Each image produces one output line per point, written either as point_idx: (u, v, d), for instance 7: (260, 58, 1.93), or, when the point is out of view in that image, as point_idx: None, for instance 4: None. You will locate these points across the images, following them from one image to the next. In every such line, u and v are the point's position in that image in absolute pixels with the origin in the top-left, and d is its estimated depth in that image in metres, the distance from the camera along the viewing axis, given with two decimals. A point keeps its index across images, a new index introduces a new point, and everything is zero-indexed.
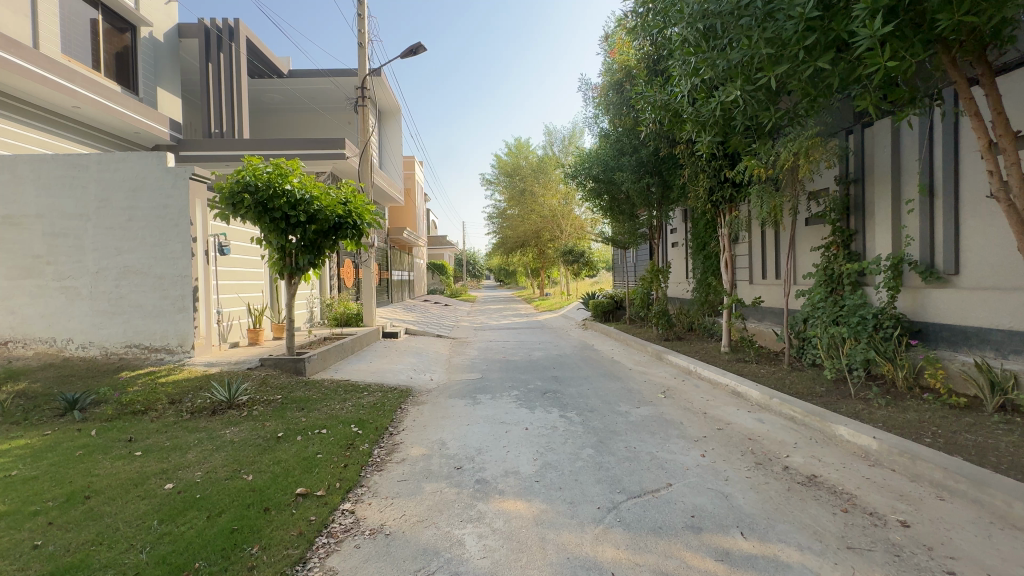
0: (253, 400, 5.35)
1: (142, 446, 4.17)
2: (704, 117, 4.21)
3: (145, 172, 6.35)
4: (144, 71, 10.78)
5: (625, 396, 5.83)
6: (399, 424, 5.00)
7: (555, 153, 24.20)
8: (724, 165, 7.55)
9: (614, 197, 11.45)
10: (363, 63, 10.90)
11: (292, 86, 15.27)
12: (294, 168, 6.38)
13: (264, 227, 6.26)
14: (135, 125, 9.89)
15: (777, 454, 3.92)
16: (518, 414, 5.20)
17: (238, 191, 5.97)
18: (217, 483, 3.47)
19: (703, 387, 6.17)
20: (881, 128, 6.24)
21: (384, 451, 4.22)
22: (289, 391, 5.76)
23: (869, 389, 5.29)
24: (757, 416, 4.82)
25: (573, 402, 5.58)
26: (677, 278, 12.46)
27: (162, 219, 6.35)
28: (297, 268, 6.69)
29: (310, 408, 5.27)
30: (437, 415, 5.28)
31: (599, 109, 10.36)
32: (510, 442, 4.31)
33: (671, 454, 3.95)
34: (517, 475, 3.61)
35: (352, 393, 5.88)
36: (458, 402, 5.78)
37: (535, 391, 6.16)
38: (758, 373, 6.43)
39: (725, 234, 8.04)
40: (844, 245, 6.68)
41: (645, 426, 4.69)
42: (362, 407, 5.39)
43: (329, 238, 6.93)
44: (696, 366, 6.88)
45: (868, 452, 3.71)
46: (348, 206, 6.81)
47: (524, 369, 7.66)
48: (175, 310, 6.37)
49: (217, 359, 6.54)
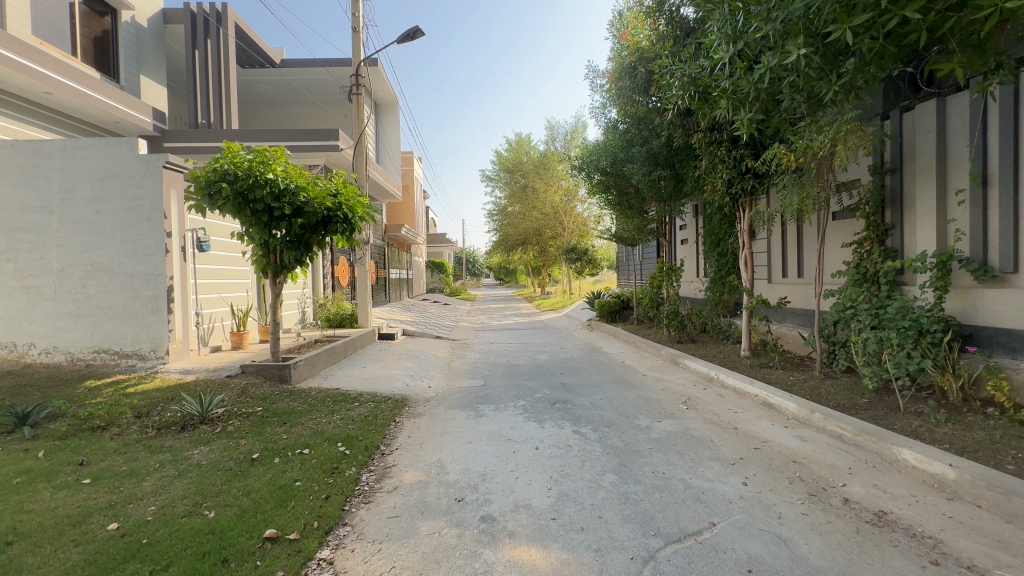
0: (229, 413, 4.79)
1: (94, 471, 3.61)
2: (745, 90, 3.63)
3: (114, 160, 5.77)
4: (126, 57, 10.17)
5: (643, 407, 5.27)
6: (392, 441, 4.44)
7: (557, 148, 23.64)
8: (746, 155, 6.96)
9: (623, 192, 10.86)
10: (358, 50, 10.31)
11: (285, 76, 14.67)
12: (279, 156, 5.77)
13: (245, 220, 5.67)
14: (114, 113, 9.29)
15: (832, 482, 3.36)
16: (526, 429, 4.64)
17: (215, 180, 5.39)
18: (171, 522, 2.90)
19: (728, 397, 5.60)
20: (924, 112, 5.68)
21: (373, 477, 3.65)
22: (271, 402, 5.19)
23: (918, 402, 4.73)
24: (796, 433, 4.26)
25: (586, 415, 5.01)
26: (687, 277, 11.90)
27: (133, 212, 5.78)
28: (283, 266, 6.12)
29: (292, 423, 4.70)
30: (435, 430, 4.72)
31: (608, 98, 9.77)
32: (519, 466, 3.75)
33: (708, 482, 3.39)
34: (528, 510, 3.05)
35: (341, 404, 5.32)
36: (459, 414, 5.21)
37: (543, 402, 5.59)
38: (787, 381, 5.88)
39: (745, 230, 7.46)
40: (880, 240, 6.12)
41: (671, 445, 4.14)
42: (351, 421, 4.82)
43: (318, 234, 6.34)
44: (717, 373, 6.33)
45: (943, 483, 3.17)
46: (339, 198, 6.22)
47: (530, 375, 7.09)
48: (147, 312, 5.80)
49: (195, 365, 5.97)
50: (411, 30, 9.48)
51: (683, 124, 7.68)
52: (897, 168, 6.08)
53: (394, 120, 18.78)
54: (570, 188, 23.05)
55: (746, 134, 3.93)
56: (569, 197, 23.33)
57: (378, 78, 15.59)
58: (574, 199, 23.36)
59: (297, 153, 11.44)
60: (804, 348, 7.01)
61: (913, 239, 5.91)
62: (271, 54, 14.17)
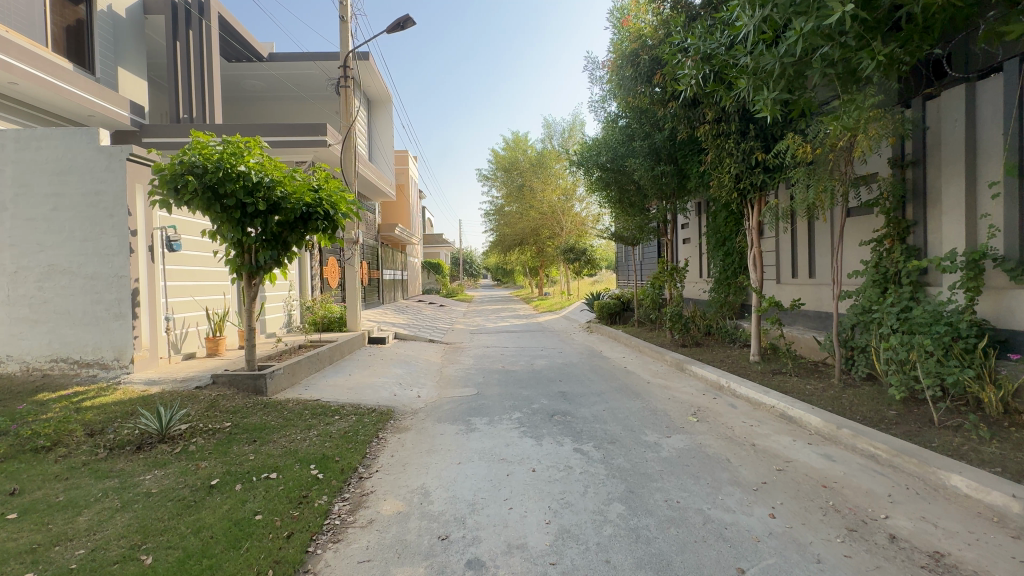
0: (193, 430, 4.32)
1: (26, 502, 3.14)
2: (769, 66, 3.22)
3: (73, 152, 5.29)
4: (102, 48, 9.68)
5: (650, 420, 4.83)
6: (372, 461, 3.99)
7: (554, 147, 23.20)
8: (756, 147, 6.52)
9: (623, 190, 10.43)
10: (346, 40, 9.85)
11: (274, 71, 14.17)
12: (254, 147, 5.30)
13: (215, 217, 5.20)
14: (87, 106, 8.80)
15: (872, 514, 2.93)
16: (521, 447, 4.19)
17: (182, 173, 4.92)
18: (97, 571, 2.44)
19: (741, 407, 5.16)
20: (951, 99, 5.27)
21: (346, 508, 3.20)
22: (242, 416, 4.73)
23: (953, 415, 4.30)
24: (823, 452, 3.84)
25: (588, 430, 4.56)
26: (690, 278, 11.47)
27: (94, 208, 5.31)
28: (258, 266, 5.63)
29: (263, 441, 4.25)
30: (421, 448, 4.25)
31: (609, 91, 9.33)
32: (513, 493, 3.29)
33: (730, 514, 2.95)
34: (523, 553, 2.59)
35: (320, 419, 4.85)
36: (449, 429, 4.75)
37: (540, 414, 5.14)
38: (803, 389, 5.44)
39: (755, 227, 7.04)
40: (901, 237, 5.70)
41: (684, 465, 3.70)
42: (329, 438, 4.36)
43: (297, 232, 5.84)
44: (727, 381, 5.89)
45: (1005, 517, 2.74)
46: (320, 193, 5.71)
47: (526, 383, 6.62)
48: (109, 317, 5.32)
49: (162, 375, 5.49)
50: (401, 20, 9.04)
51: (689, 116, 7.24)
52: (919, 160, 5.67)
53: (387, 117, 18.30)
54: (568, 187, 22.60)
55: (768, 117, 3.50)
56: (567, 197, 22.88)
57: (370, 73, 15.12)
58: (573, 198, 22.89)
59: (284, 149, 10.97)
60: (819, 353, 6.57)
61: (937, 237, 5.49)
62: (259, 48, 13.69)
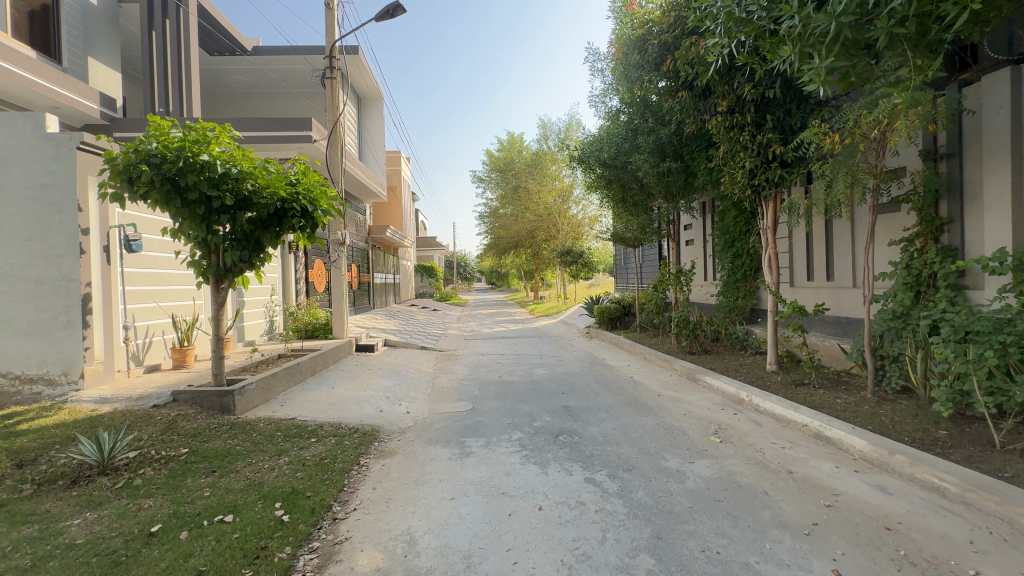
0: (141, 459, 3.71)
1: None
2: (822, 28, 2.72)
3: (15, 139, 4.69)
4: (69, 35, 9.03)
5: (668, 442, 4.28)
6: (350, 496, 3.41)
7: (550, 147, 22.53)
8: (774, 140, 5.96)
9: (626, 188, 9.87)
10: (332, 29, 9.29)
11: (259, 64, 13.57)
12: (221, 135, 4.72)
13: (176, 213, 4.61)
14: (50, 97, 8.15)
15: (958, 569, 2.40)
16: (525, 476, 3.62)
17: (137, 163, 4.32)
18: None
19: (768, 426, 4.62)
20: (992, 84, 4.82)
21: (314, 563, 2.61)
22: (203, 440, 4.13)
23: (1014, 436, 3.79)
24: (876, 483, 3.31)
25: (599, 455, 3.99)
26: (696, 281, 10.97)
27: (40, 203, 4.70)
28: (226, 269, 5.02)
29: (224, 471, 3.66)
30: (407, 479, 3.67)
31: (612, 83, 8.84)
32: (518, 542, 2.72)
33: (786, 570, 2.40)
34: None
35: (294, 442, 4.28)
36: (441, 453, 4.18)
37: (544, 434, 4.57)
38: (833, 404, 4.91)
39: (771, 227, 6.55)
40: (934, 236, 5.22)
41: (718, 501, 3.14)
42: (301, 467, 3.77)
43: (272, 231, 5.20)
44: (748, 395, 5.35)
45: None
46: (297, 187, 5.08)
47: (526, 396, 6.05)
48: (57, 326, 4.70)
49: (116, 392, 4.86)
50: (390, 7, 8.49)
51: (699, 108, 6.75)
52: (954, 151, 5.21)
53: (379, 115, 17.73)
54: (564, 189, 22.20)
55: (818, 90, 3.00)
56: (563, 198, 22.46)
57: (359, 68, 14.56)
58: (569, 199, 22.48)
59: (267, 145, 10.37)
60: (844, 362, 6.05)
61: (977, 235, 5.01)
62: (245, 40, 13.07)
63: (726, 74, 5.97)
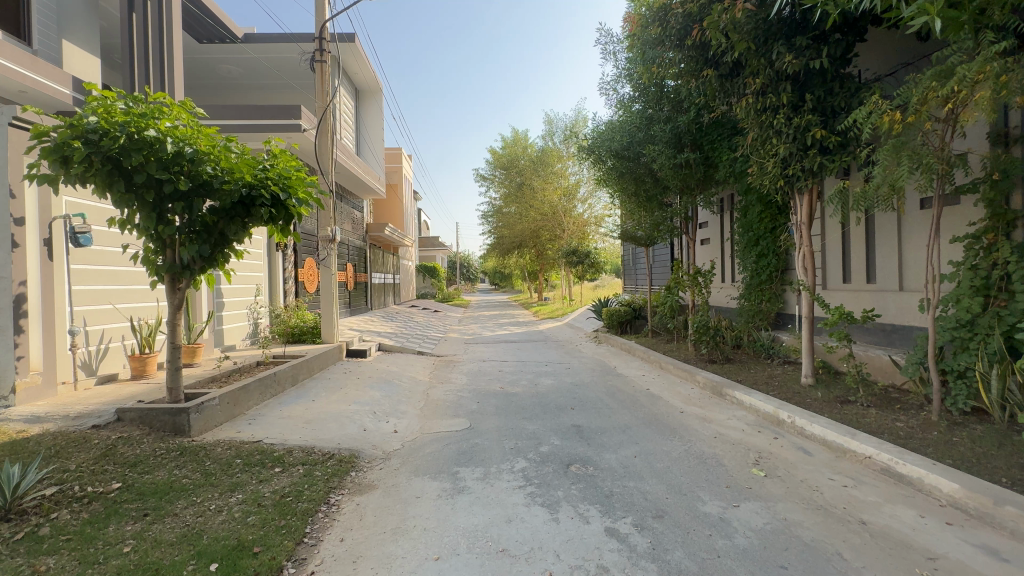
0: (59, 497, 3.01)
1: None
2: None
3: None
4: (39, 15, 8.34)
5: (704, 477, 3.53)
6: (308, 552, 2.70)
7: (555, 144, 21.80)
8: (814, 123, 5.20)
9: (639, 182, 9.12)
10: (322, 9, 8.61)
11: (252, 52, 12.97)
12: (176, 110, 4.03)
13: (121, 200, 3.92)
14: (14, 79, 7.43)
15: None
16: (532, 524, 2.90)
17: (72, 140, 3.61)
18: None
19: (818, 455, 3.89)
20: None
21: None
22: (143, 470, 3.45)
23: None
24: (985, 546, 2.56)
25: (621, 494, 3.27)
26: (714, 282, 10.26)
27: None
28: (183, 267, 4.32)
29: (160, 513, 2.98)
30: (384, 526, 2.96)
31: (625, 66, 8.14)
32: None
33: None
34: None
35: (254, 472, 3.59)
36: (430, 488, 3.47)
37: (552, 463, 3.85)
38: (894, 429, 4.16)
39: (805, 222, 5.82)
40: (1006, 233, 4.42)
41: (783, 568, 2.41)
42: (255, 509, 3.07)
43: (237, 223, 4.49)
44: (788, 415, 4.62)
45: None
46: (266, 171, 4.37)
47: (531, 412, 5.33)
48: None
49: (54, 408, 4.19)
50: None
51: (725, 90, 6.04)
52: None
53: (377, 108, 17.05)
54: (569, 188, 21.38)
55: (925, 25, 2.21)
56: (567, 198, 21.59)
57: (355, 57, 13.89)
58: (574, 199, 21.65)
59: (254, 135, 9.72)
60: (893, 376, 5.32)
61: None
62: (235, 27, 12.42)
63: (761, 47, 5.24)
